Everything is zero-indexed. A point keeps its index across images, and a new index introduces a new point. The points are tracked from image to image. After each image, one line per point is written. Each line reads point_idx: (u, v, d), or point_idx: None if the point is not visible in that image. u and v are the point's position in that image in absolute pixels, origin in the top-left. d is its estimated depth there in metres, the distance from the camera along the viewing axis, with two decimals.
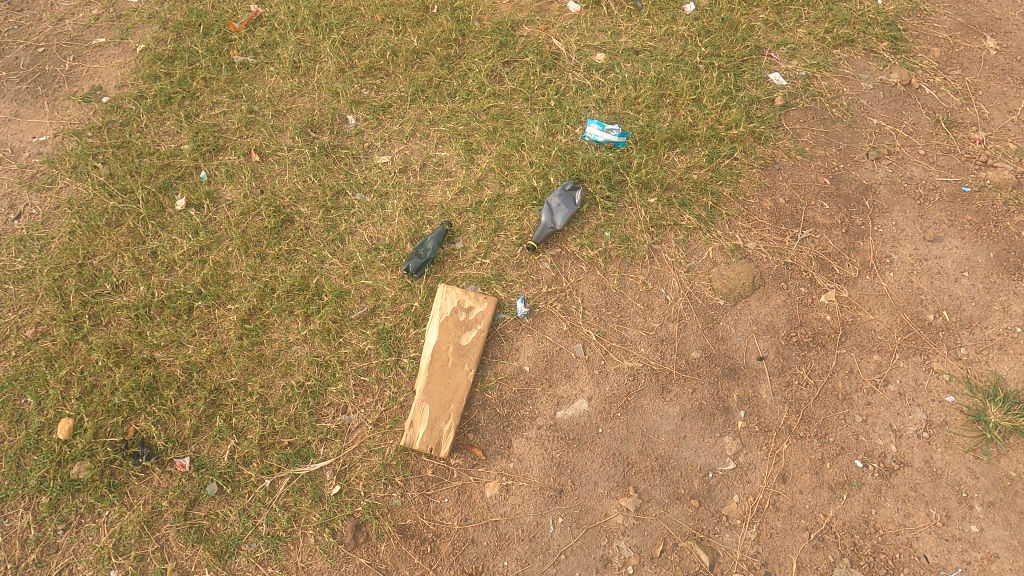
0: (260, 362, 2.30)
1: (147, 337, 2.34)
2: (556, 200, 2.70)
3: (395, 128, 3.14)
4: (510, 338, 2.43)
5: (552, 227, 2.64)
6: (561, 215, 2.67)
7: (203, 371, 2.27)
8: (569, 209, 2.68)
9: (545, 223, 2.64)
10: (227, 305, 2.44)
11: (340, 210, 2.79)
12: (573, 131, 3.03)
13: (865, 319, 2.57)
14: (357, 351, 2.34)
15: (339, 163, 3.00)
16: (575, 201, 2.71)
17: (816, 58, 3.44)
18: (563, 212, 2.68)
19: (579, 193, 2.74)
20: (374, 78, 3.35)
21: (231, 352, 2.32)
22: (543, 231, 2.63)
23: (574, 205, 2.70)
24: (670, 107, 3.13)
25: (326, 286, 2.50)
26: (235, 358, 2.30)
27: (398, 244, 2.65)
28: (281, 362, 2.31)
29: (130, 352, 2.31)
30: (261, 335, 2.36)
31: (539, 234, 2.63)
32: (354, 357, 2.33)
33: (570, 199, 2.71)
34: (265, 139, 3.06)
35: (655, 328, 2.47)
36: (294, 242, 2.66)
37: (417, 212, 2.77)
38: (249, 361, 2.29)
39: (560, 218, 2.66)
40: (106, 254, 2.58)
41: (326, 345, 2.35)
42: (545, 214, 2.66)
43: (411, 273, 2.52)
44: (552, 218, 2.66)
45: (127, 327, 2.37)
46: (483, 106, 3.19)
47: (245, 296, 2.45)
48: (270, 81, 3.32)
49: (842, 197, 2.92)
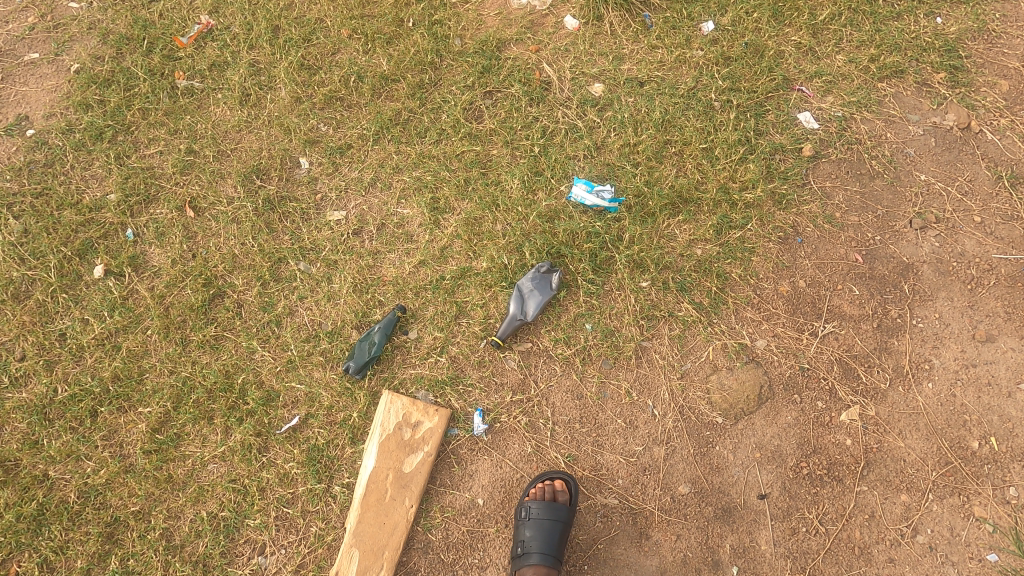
0: (168, 486, 2.04)
1: (43, 448, 2.08)
2: (528, 284, 2.28)
3: (353, 176, 2.70)
4: (463, 461, 2.08)
5: (523, 318, 2.22)
6: (533, 302, 2.25)
7: (99, 497, 2.03)
8: (543, 295, 2.25)
9: (515, 313, 2.22)
10: (139, 408, 2.14)
11: (280, 283, 2.41)
12: (558, 188, 2.56)
13: (896, 448, 2.12)
14: (280, 475, 2.04)
15: (285, 220, 2.60)
16: (550, 285, 2.27)
17: (856, 95, 2.87)
18: (536, 299, 2.25)
19: (556, 274, 2.29)
20: (334, 110, 2.88)
21: (136, 472, 2.06)
22: (511, 323, 2.21)
23: (549, 289, 2.27)
24: (675, 159, 2.63)
25: (253, 384, 2.17)
26: (138, 481, 2.04)
27: (341, 331, 2.27)
28: (192, 487, 2.04)
29: (22, 469, 2.06)
30: (171, 451, 2.07)
31: (506, 326, 2.21)
32: (277, 482, 2.03)
33: (545, 281, 2.28)
34: (203, 187, 2.67)
35: (636, 454, 2.08)
36: (223, 324, 2.30)
37: (367, 290, 2.37)
38: (154, 486, 2.03)
39: (532, 306, 2.24)
40: (10, 336, 2.28)
41: (245, 466, 2.05)
42: (514, 302, 2.24)
43: (352, 373, 2.14)
44: (523, 306, 2.24)
45: (22, 435, 2.10)
46: (455, 149, 2.72)
47: (158, 398, 2.14)
48: (216, 113, 2.88)
49: (877, 279, 2.44)
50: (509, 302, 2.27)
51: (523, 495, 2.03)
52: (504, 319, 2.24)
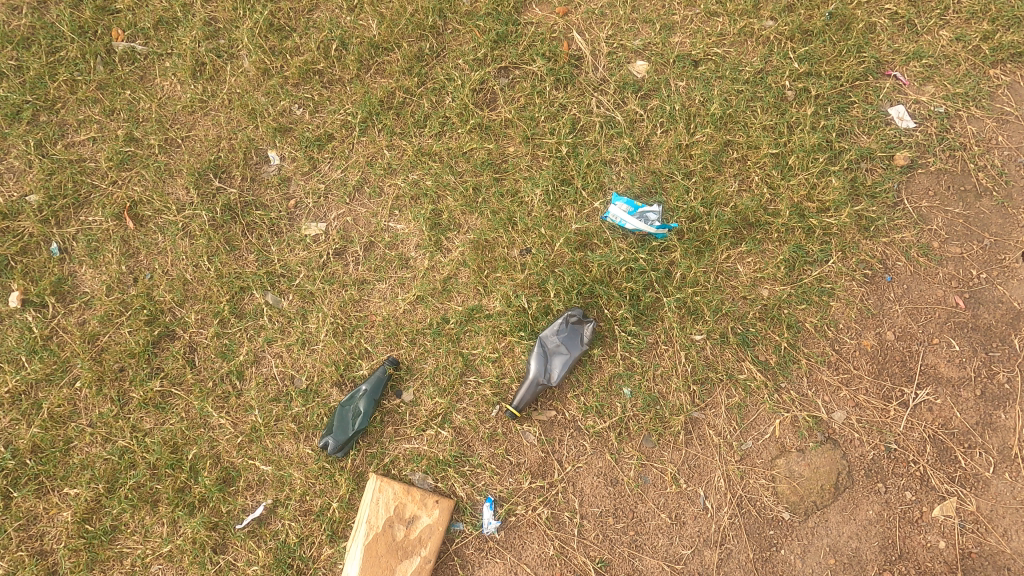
0: None
1: None
2: (554, 337, 1.82)
3: (333, 177, 2.18)
4: (470, 563, 1.72)
5: (546, 383, 1.79)
6: (559, 362, 1.80)
7: None
8: (572, 352, 1.81)
9: (536, 376, 1.79)
10: (64, 490, 1.75)
11: (243, 321, 1.94)
12: (591, 204, 2.04)
13: (999, 553, 1.75)
14: None
15: (250, 234, 2.09)
16: (582, 340, 1.82)
17: (962, 85, 2.20)
18: (564, 358, 1.80)
19: (589, 325, 1.83)
20: (311, 87, 2.28)
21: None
22: (532, 390, 1.78)
23: (580, 346, 1.81)
24: (738, 167, 2.09)
25: (206, 463, 1.75)
26: None
27: (318, 390, 1.83)
28: None
29: None
30: (103, 547, 1.71)
31: (526, 393, 1.78)
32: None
33: (575, 334, 1.82)
34: (147, 188, 2.13)
35: (682, 558, 1.71)
36: (171, 376, 1.85)
37: (350, 334, 1.91)
38: None
39: (559, 367, 1.80)
40: None
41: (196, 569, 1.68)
42: (535, 364, 1.80)
43: (332, 452, 1.73)
44: (547, 367, 1.80)
45: None
46: (461, 146, 2.17)
47: (87, 478, 1.74)
48: (163, 87, 2.28)
49: (982, 331, 1.94)
50: (529, 359, 1.82)
51: None
52: (523, 383, 1.80)
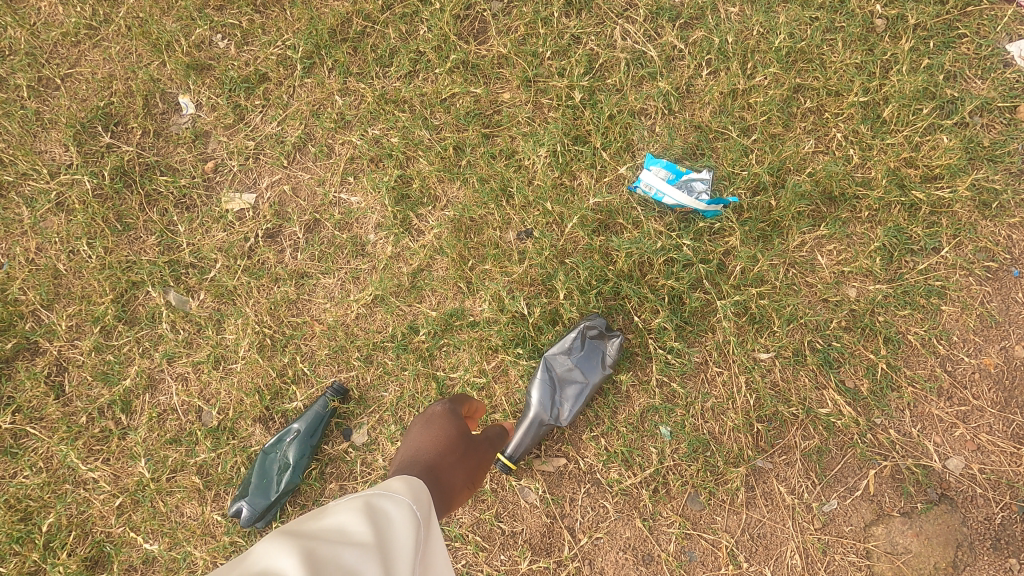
0: None
1: None
2: (567, 358, 1.33)
3: (267, 131, 1.62)
4: None
5: (554, 423, 1.31)
6: (572, 393, 1.32)
7: None
8: (590, 380, 1.32)
9: (541, 414, 1.31)
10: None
11: (134, 329, 1.41)
12: (615, 169, 1.50)
13: None
14: None
15: (149, 208, 1.54)
16: (604, 363, 1.33)
17: None
18: (578, 388, 1.32)
19: (613, 342, 1.33)
20: (238, 9, 1.69)
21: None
22: (533, 433, 1.31)
23: (601, 371, 1.33)
24: (813, 121, 1.55)
25: (65, 537, 1.27)
26: None
27: (234, 429, 1.32)
28: None
29: None
30: None
31: (525, 437, 1.30)
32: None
33: (595, 355, 1.33)
34: (10, 146, 1.58)
35: None
36: (30, 409, 1.35)
37: (283, 349, 1.39)
38: None
39: (570, 401, 1.32)
40: None
41: None
42: (537, 394, 1.31)
43: (247, 522, 1.24)
44: (555, 400, 1.32)
45: None
46: (439, 91, 1.61)
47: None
48: (37, 6, 1.69)
49: None
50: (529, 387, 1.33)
51: None
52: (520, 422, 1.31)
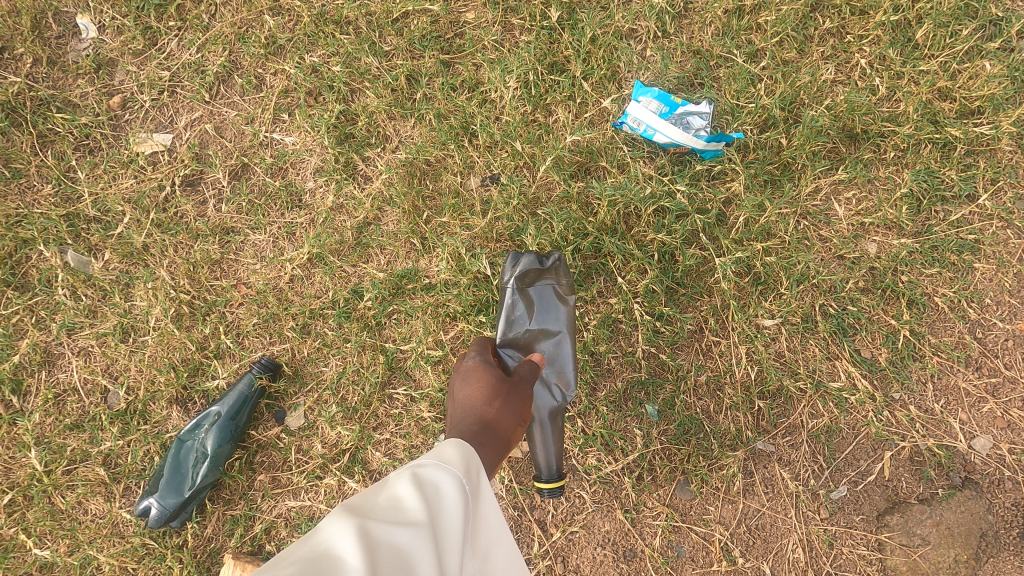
0: None
1: None
2: (520, 321, 1.09)
3: (184, 59, 1.36)
4: None
5: (558, 401, 1.07)
6: (549, 355, 1.08)
7: None
8: (556, 329, 1.09)
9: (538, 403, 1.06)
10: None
11: (25, 296, 1.19)
12: (598, 102, 1.26)
13: None
14: None
15: (44, 151, 1.30)
16: (562, 299, 1.09)
17: None
18: (552, 343, 1.08)
19: (557, 272, 1.11)
20: None
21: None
22: (545, 430, 1.05)
23: (564, 308, 1.09)
24: (833, 45, 1.30)
25: None
26: None
27: (147, 412, 1.13)
28: None
29: None
30: None
31: (543, 444, 1.05)
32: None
33: (548, 297, 1.09)
34: None
35: None
36: None
37: (204, 318, 1.18)
38: None
39: (555, 365, 1.08)
40: None
41: None
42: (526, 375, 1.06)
43: (159, 522, 1.06)
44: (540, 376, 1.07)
45: None
46: (388, 7, 1.34)
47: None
48: None
49: None
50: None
51: None
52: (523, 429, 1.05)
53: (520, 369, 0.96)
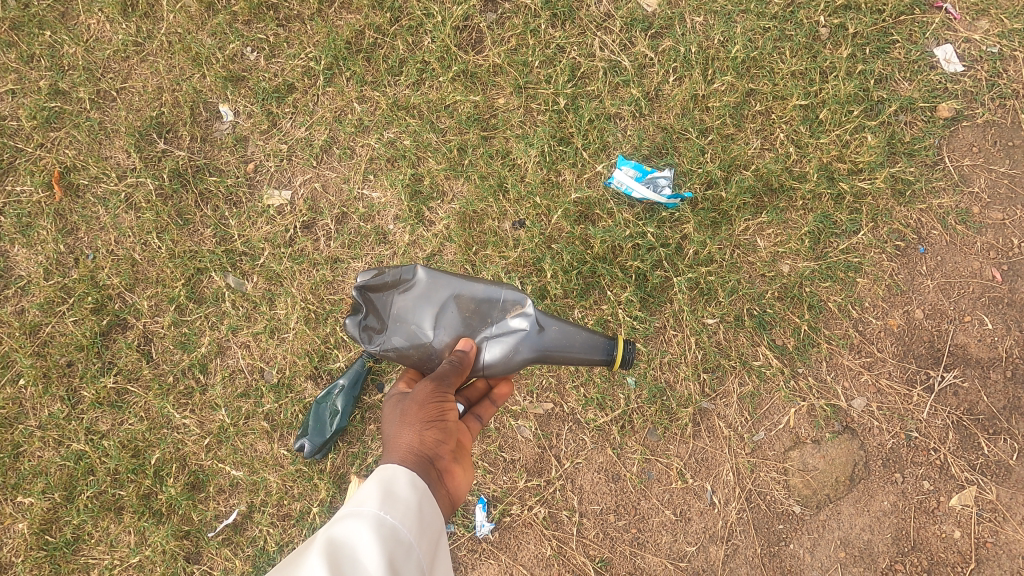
0: None
1: None
2: (416, 338, 1.17)
3: (297, 136, 1.89)
4: (462, 564, 1.63)
5: (527, 315, 1.14)
6: (466, 308, 1.17)
7: None
8: (437, 297, 1.19)
9: (521, 331, 1.14)
10: (15, 499, 1.57)
11: (202, 306, 1.73)
12: (593, 166, 1.79)
13: (1016, 542, 1.66)
14: None
15: (203, 204, 1.84)
16: (416, 289, 1.20)
17: (1021, 19, 1.89)
18: (455, 303, 1.17)
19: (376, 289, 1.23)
20: (265, 26, 1.93)
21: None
22: (556, 336, 1.14)
23: (423, 285, 1.20)
24: (761, 123, 1.82)
25: (170, 468, 1.59)
26: None
27: (291, 384, 1.66)
28: None
29: None
30: (70, 559, 1.54)
31: (571, 343, 1.14)
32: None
33: (408, 303, 1.19)
34: (80, 151, 1.85)
35: (687, 556, 1.61)
36: (125, 370, 1.67)
37: (325, 320, 1.71)
38: None
39: (488, 304, 1.17)
40: None
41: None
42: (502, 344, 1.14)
43: (309, 455, 1.58)
44: (496, 326, 1.16)
45: None
46: (443, 98, 1.87)
47: (42, 486, 1.56)
48: (90, 27, 1.94)
49: (1018, 307, 1.77)
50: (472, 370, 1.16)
51: None
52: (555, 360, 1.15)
53: (433, 375, 1.14)
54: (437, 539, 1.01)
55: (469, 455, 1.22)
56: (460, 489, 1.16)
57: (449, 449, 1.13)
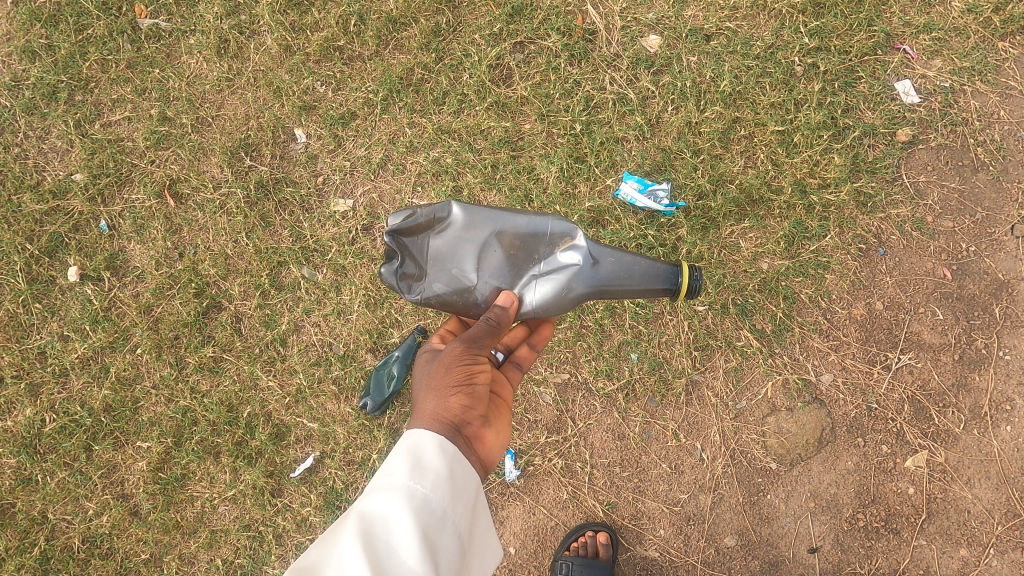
0: (179, 530, 2.07)
1: (41, 480, 2.09)
2: (463, 272, 1.42)
3: (358, 154, 2.25)
4: (495, 504, 2.07)
5: (579, 245, 1.37)
6: (511, 241, 1.40)
7: (105, 541, 2.08)
8: (479, 233, 1.42)
9: (576, 261, 1.36)
10: (135, 443, 2.10)
11: (282, 292, 2.14)
12: (604, 181, 2.16)
13: (962, 498, 1.97)
14: (299, 519, 2.04)
15: (283, 210, 2.22)
16: (456, 227, 1.43)
17: (970, 58, 2.15)
18: (500, 237, 1.40)
19: (415, 231, 1.45)
20: (333, 64, 2.29)
21: (143, 516, 2.08)
22: (613, 265, 1.36)
23: (463, 223, 1.43)
24: (745, 145, 2.15)
25: (258, 421, 2.08)
26: (149, 521, 2.07)
27: (355, 355, 2.09)
28: (205, 531, 2.07)
29: (18, 505, 2.08)
30: (178, 490, 2.08)
31: (628, 270, 1.36)
32: (295, 528, 2.04)
33: (447, 245, 1.43)
34: (183, 166, 2.26)
35: (681, 502, 2.03)
36: (221, 343, 2.12)
37: (381, 305, 2.10)
38: (163, 531, 2.07)
39: (534, 241, 1.40)
40: None
41: (259, 510, 2.05)
42: (564, 276, 1.37)
43: (370, 411, 2.04)
44: (549, 258, 1.39)
45: (15, 466, 2.10)
46: (479, 123, 2.22)
47: (157, 433, 2.09)
48: (188, 64, 2.33)
49: (965, 300, 2.06)
50: (529, 298, 1.39)
51: (560, 547, 2.03)
52: (615, 286, 1.36)
53: (467, 339, 1.35)
54: (469, 499, 1.16)
55: (499, 422, 1.41)
56: (490, 454, 1.33)
57: (476, 415, 1.30)
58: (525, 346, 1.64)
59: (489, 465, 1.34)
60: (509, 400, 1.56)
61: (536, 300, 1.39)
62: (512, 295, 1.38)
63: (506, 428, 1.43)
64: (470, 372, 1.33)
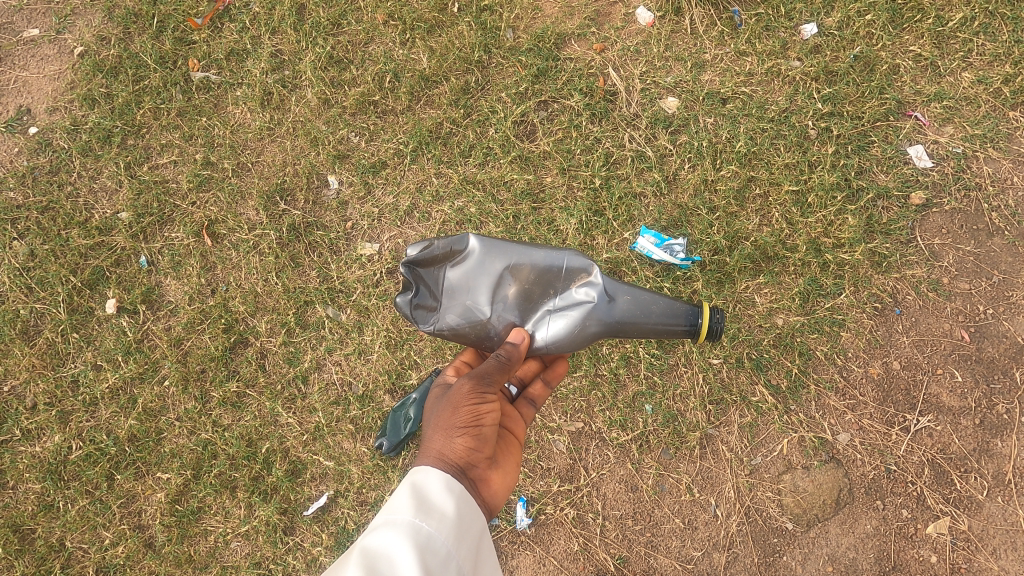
0: (191, 563, 2.10)
1: (62, 506, 2.14)
2: (477, 304, 1.47)
3: (387, 202, 2.35)
4: (505, 553, 2.05)
5: (595, 281, 1.42)
6: (526, 275, 1.46)
7: (117, 572, 2.10)
8: (494, 266, 1.47)
9: (591, 298, 1.41)
10: (156, 474, 2.15)
11: (307, 331, 2.22)
12: (621, 234, 2.23)
13: (987, 569, 1.92)
14: (310, 558, 2.07)
15: (312, 252, 2.31)
16: (471, 258, 1.48)
17: (981, 126, 2.22)
18: (517, 270, 1.46)
19: (432, 262, 1.50)
20: (367, 117, 2.43)
21: (158, 548, 2.11)
22: (629, 302, 1.41)
23: (479, 254, 1.48)
24: (760, 204, 2.21)
25: (276, 457, 2.13)
26: (162, 553, 2.10)
27: (373, 396, 2.15)
28: (217, 564, 2.09)
29: (38, 531, 2.13)
30: (194, 523, 2.11)
31: (644, 309, 1.40)
32: (304, 567, 2.07)
33: (463, 277, 1.48)
34: (222, 209, 2.38)
35: (694, 559, 2.00)
36: (245, 378, 2.19)
37: (401, 346, 2.17)
38: (176, 563, 2.09)
39: (553, 276, 1.45)
40: (22, 380, 2.25)
41: (272, 547, 2.08)
42: (579, 312, 1.41)
43: (385, 452, 2.09)
44: (564, 293, 1.44)
45: (39, 492, 2.15)
46: (503, 175, 2.32)
47: (178, 465, 2.15)
48: (233, 113, 2.49)
49: (984, 363, 2.05)
50: (544, 335, 1.44)
51: None
52: (631, 323, 1.41)
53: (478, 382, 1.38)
54: (474, 539, 1.18)
55: (506, 463, 1.44)
56: (496, 496, 1.35)
57: (482, 458, 1.32)
58: (540, 381, 1.67)
59: (495, 507, 1.36)
60: (522, 437, 1.60)
61: (549, 336, 1.44)
62: (522, 333, 1.43)
63: (514, 467, 1.46)
64: (478, 413, 1.35)
